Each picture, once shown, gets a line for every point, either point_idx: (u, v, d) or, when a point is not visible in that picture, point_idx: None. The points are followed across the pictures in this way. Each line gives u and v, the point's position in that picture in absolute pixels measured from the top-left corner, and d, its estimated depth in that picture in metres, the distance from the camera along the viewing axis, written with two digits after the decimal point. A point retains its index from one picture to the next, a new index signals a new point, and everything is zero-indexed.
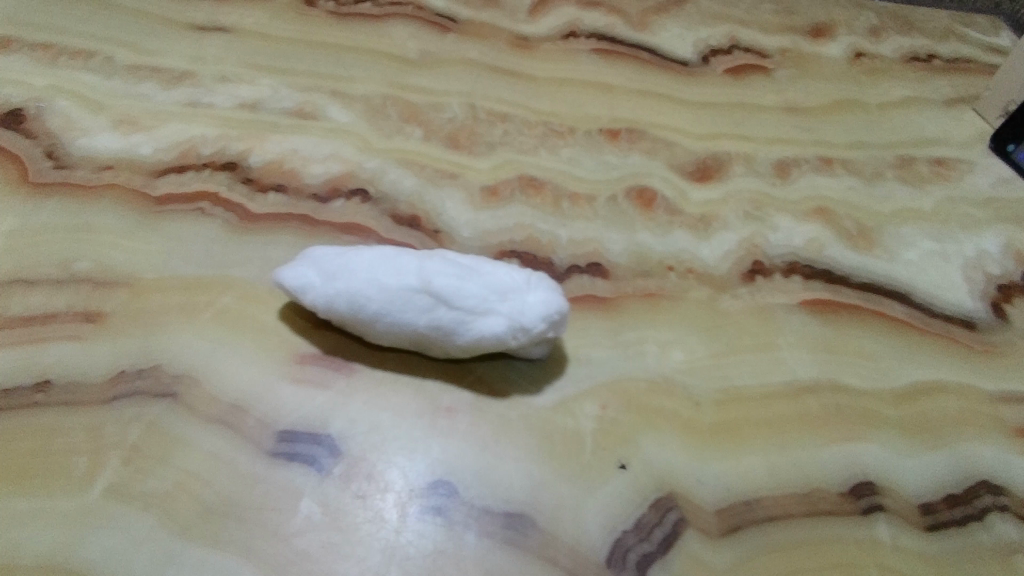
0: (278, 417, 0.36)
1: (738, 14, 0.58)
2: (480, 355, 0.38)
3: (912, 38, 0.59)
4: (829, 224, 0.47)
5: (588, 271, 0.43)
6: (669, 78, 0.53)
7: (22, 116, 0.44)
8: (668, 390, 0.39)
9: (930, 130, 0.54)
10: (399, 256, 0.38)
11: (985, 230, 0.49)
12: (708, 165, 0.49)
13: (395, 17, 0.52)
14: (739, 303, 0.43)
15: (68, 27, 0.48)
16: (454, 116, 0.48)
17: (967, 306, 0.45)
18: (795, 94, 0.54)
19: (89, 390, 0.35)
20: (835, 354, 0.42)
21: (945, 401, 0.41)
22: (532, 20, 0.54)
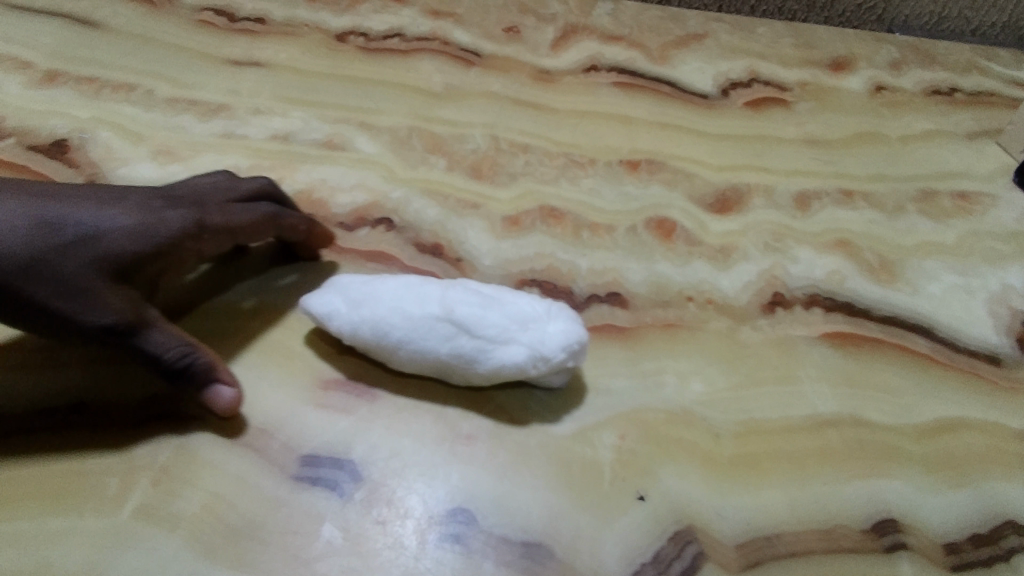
0: (302, 441, 0.37)
1: (758, 48, 0.58)
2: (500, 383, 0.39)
3: (934, 71, 0.59)
4: (850, 256, 0.47)
5: (608, 301, 0.43)
6: (689, 111, 0.54)
7: (67, 146, 0.45)
8: (687, 422, 0.39)
9: (952, 163, 0.54)
10: (422, 285, 0.39)
11: (1009, 264, 0.48)
12: (728, 196, 0.49)
13: (422, 51, 0.54)
14: (759, 334, 0.43)
15: (111, 61, 0.50)
16: (477, 147, 0.49)
17: (991, 340, 0.45)
18: (815, 126, 0.54)
19: (123, 413, 0.37)
20: (857, 388, 0.41)
21: (969, 437, 0.40)
22: (554, 54, 0.55)
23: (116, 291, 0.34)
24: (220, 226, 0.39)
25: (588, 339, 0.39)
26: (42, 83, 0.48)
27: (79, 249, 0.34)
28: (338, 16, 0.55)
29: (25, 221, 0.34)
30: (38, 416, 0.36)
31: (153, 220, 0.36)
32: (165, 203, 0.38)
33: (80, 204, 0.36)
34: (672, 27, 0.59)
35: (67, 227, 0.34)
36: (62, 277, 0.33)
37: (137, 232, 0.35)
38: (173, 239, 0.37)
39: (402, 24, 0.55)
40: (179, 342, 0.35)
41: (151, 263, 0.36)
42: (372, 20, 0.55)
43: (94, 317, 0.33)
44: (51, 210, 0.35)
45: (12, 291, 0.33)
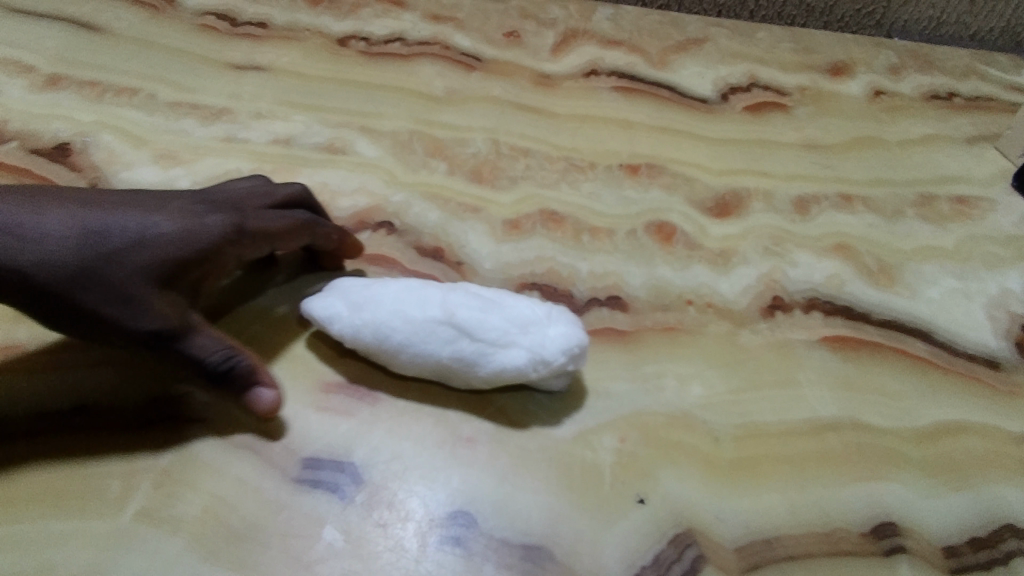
0: (303, 444, 0.37)
1: (757, 53, 0.59)
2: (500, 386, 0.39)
3: (932, 76, 0.59)
4: (849, 260, 0.48)
5: (608, 304, 0.44)
6: (689, 116, 0.54)
7: (69, 150, 0.45)
8: (687, 425, 0.39)
9: (951, 167, 0.54)
10: (423, 289, 0.39)
11: (1008, 268, 0.49)
12: (728, 200, 0.50)
13: (423, 56, 0.54)
14: (758, 338, 0.43)
15: (113, 65, 0.50)
16: (477, 150, 0.50)
17: (990, 344, 0.45)
18: (814, 131, 0.55)
19: (124, 415, 0.37)
20: (856, 392, 0.42)
21: (968, 441, 0.40)
22: (554, 58, 0.56)
23: (162, 297, 0.34)
24: (257, 231, 0.38)
25: (588, 342, 0.39)
26: (45, 87, 0.49)
27: (127, 255, 0.34)
28: (340, 20, 0.55)
29: (73, 228, 0.34)
30: (39, 419, 0.36)
31: (195, 225, 0.36)
32: (206, 208, 0.38)
33: (124, 210, 0.36)
34: (672, 32, 0.59)
35: (114, 234, 0.34)
36: (110, 283, 0.33)
37: (181, 238, 0.35)
38: (215, 244, 0.36)
39: (402, 29, 0.55)
40: (223, 346, 0.35)
41: (195, 268, 0.36)
42: (373, 24, 0.55)
43: (141, 323, 0.33)
44: (96, 216, 0.35)
45: (61, 297, 0.33)
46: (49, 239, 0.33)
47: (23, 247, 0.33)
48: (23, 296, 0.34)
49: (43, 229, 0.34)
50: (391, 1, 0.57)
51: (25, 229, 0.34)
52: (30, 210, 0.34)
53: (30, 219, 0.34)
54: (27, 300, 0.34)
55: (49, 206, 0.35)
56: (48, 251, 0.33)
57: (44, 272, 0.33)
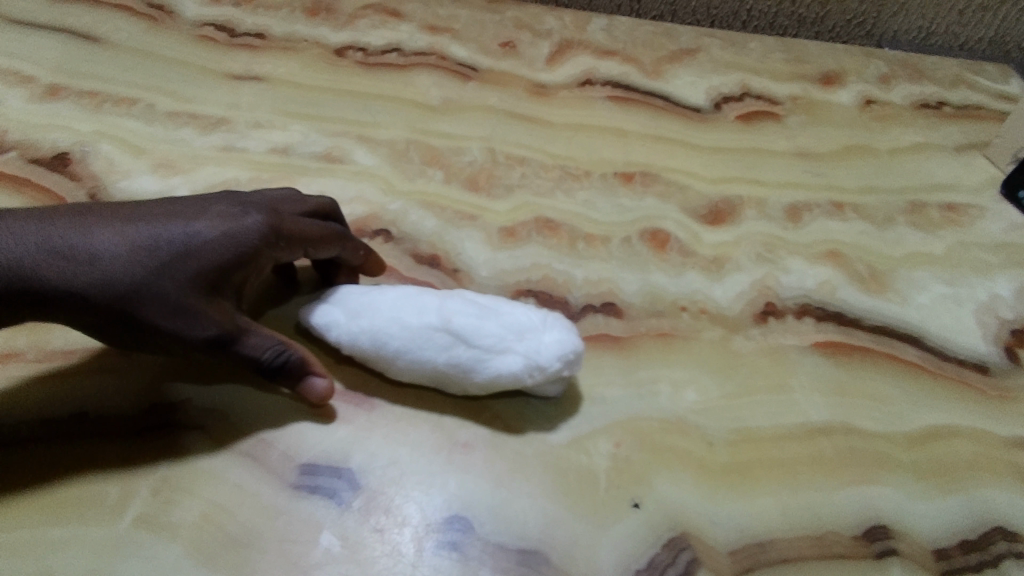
0: (301, 450, 0.37)
1: (750, 63, 0.59)
2: (496, 392, 0.39)
3: (922, 85, 0.60)
4: (841, 267, 0.48)
5: (603, 311, 0.44)
6: (682, 124, 0.54)
7: (68, 159, 0.46)
8: (681, 430, 0.40)
9: (941, 175, 0.55)
10: (420, 296, 0.40)
11: (997, 274, 0.49)
12: (721, 208, 0.50)
13: (419, 66, 0.55)
14: (751, 344, 0.44)
15: (112, 75, 0.51)
16: (473, 159, 0.50)
17: (980, 350, 0.45)
18: (806, 139, 0.55)
19: (123, 422, 0.37)
20: (848, 397, 0.42)
21: (959, 445, 0.41)
22: (549, 68, 0.56)
23: (212, 303, 0.34)
24: (295, 233, 0.38)
25: (583, 348, 0.39)
26: (45, 97, 0.49)
27: (175, 266, 0.34)
28: (337, 31, 0.56)
29: (120, 245, 0.34)
30: (37, 425, 0.37)
31: (237, 229, 0.36)
32: (243, 209, 0.37)
33: (166, 220, 0.35)
34: (665, 42, 0.60)
35: (160, 246, 0.34)
36: (161, 296, 0.33)
37: (224, 243, 0.35)
38: (257, 247, 0.36)
39: (399, 39, 0.56)
40: (275, 341, 0.36)
41: (241, 272, 0.36)
42: (370, 35, 0.56)
43: (197, 331, 0.34)
44: (141, 230, 0.34)
45: (118, 315, 0.34)
46: (99, 259, 0.34)
47: (77, 269, 0.33)
48: (80, 316, 0.34)
49: (92, 248, 0.34)
50: (388, 12, 0.58)
51: (76, 251, 0.34)
52: (77, 230, 0.34)
53: (79, 239, 0.34)
54: (86, 319, 0.34)
55: (94, 224, 0.35)
56: (101, 271, 0.33)
57: (99, 292, 0.33)
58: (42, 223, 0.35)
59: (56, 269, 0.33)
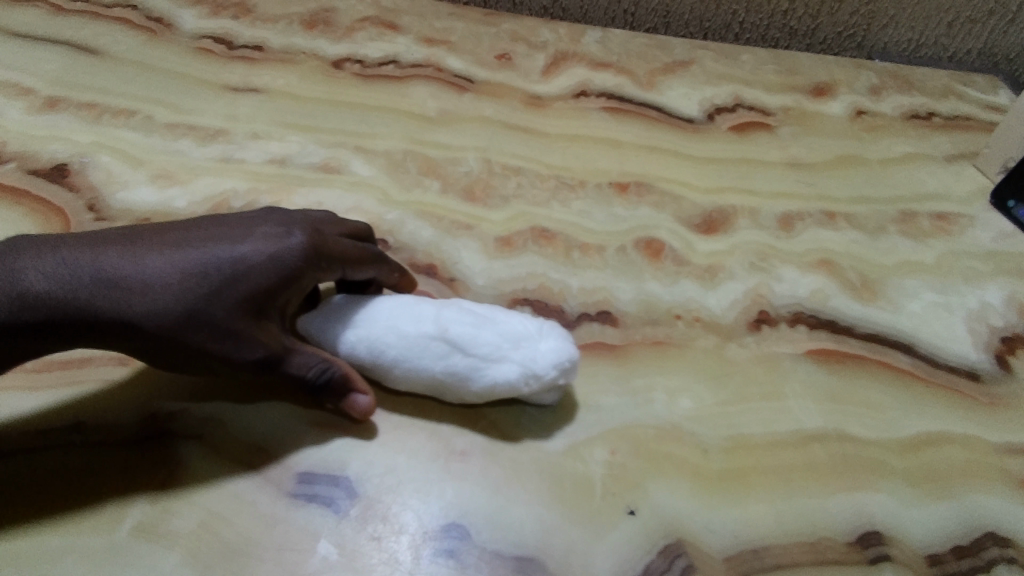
0: (299, 459, 0.38)
1: (742, 74, 0.60)
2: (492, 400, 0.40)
3: (912, 96, 0.61)
4: (833, 276, 0.49)
5: (598, 319, 0.45)
6: (676, 135, 0.55)
7: (67, 170, 0.46)
8: (676, 437, 0.40)
9: (931, 185, 0.55)
10: (417, 305, 0.40)
11: (987, 283, 0.50)
12: (715, 217, 0.51)
13: (416, 78, 0.55)
14: (745, 352, 0.44)
15: (110, 86, 0.51)
16: (470, 169, 0.51)
17: (970, 357, 0.46)
18: (799, 150, 0.56)
19: (121, 431, 0.38)
20: (842, 404, 0.43)
21: (950, 451, 0.41)
22: (545, 80, 0.57)
23: (260, 326, 0.35)
24: (336, 253, 0.38)
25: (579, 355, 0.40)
26: (44, 109, 0.50)
27: (224, 291, 0.34)
28: (335, 43, 0.56)
29: (169, 271, 0.34)
30: (37, 435, 0.37)
31: (281, 249, 0.35)
32: (287, 228, 0.37)
33: (211, 243, 0.35)
34: (659, 54, 0.60)
35: (208, 272, 0.34)
36: (212, 321, 0.33)
37: (269, 265, 0.35)
38: (302, 268, 0.36)
39: (396, 51, 0.57)
40: (319, 358, 0.37)
41: (287, 292, 0.36)
42: (367, 47, 0.56)
43: (246, 354, 0.34)
44: (189, 255, 0.34)
45: (169, 342, 0.34)
46: (150, 287, 0.33)
47: (128, 298, 0.33)
48: (131, 343, 0.34)
49: (142, 276, 0.34)
50: (386, 25, 0.58)
51: (126, 279, 0.33)
52: (125, 257, 0.34)
53: (128, 266, 0.34)
54: (138, 346, 0.34)
55: (142, 249, 0.35)
56: (151, 299, 0.33)
57: (151, 320, 0.33)
58: (91, 250, 0.34)
59: (108, 298, 0.33)
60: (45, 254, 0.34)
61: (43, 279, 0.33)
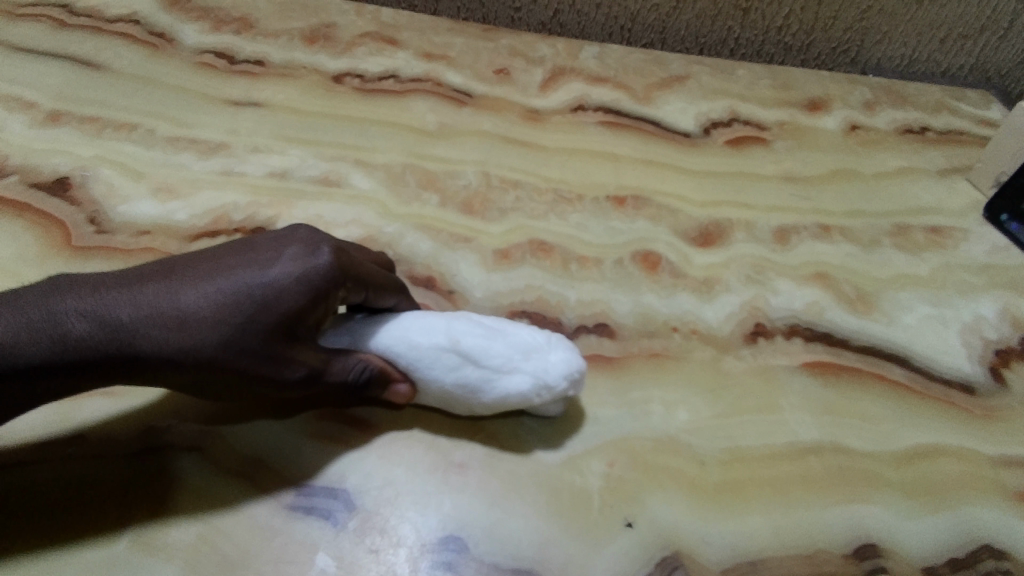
0: (298, 472, 0.38)
1: (738, 89, 0.61)
2: (501, 411, 0.40)
3: (906, 111, 0.62)
4: (828, 288, 0.49)
5: (596, 331, 0.45)
6: (672, 149, 0.56)
7: (69, 184, 0.47)
8: (673, 450, 0.40)
9: (925, 199, 0.56)
10: (426, 316, 0.40)
11: (981, 296, 0.50)
12: (711, 230, 0.51)
13: (415, 92, 0.56)
14: (742, 364, 0.45)
15: (112, 100, 0.52)
16: (468, 183, 0.51)
17: (965, 370, 0.46)
18: (794, 164, 0.56)
19: (121, 443, 0.38)
20: (838, 417, 0.43)
21: (946, 464, 0.42)
22: (543, 95, 0.57)
23: (297, 346, 0.35)
24: (361, 272, 0.38)
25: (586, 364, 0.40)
26: (45, 123, 0.50)
27: (259, 319, 0.33)
28: (335, 58, 0.57)
29: (204, 304, 0.33)
30: (36, 447, 0.37)
31: (309, 270, 0.35)
32: (313, 246, 0.36)
33: (241, 270, 0.34)
34: (656, 70, 0.61)
35: (242, 301, 0.33)
36: (251, 349, 0.33)
37: (301, 287, 0.34)
38: (331, 287, 0.35)
39: (396, 66, 0.57)
40: (357, 359, 0.37)
41: (318, 312, 0.35)
42: (367, 62, 0.57)
43: (289, 374, 0.35)
44: (222, 286, 0.33)
45: (212, 373, 0.34)
46: (188, 320, 0.33)
47: (167, 333, 0.33)
48: (171, 376, 0.34)
49: (178, 310, 0.33)
50: (386, 40, 0.59)
51: (163, 314, 0.33)
52: (160, 293, 0.34)
53: (163, 301, 0.33)
54: (180, 380, 0.34)
55: (176, 283, 0.34)
56: (190, 333, 0.33)
57: (192, 353, 0.33)
58: (126, 288, 0.34)
59: (147, 335, 0.33)
60: (82, 295, 0.33)
61: (82, 322, 0.32)
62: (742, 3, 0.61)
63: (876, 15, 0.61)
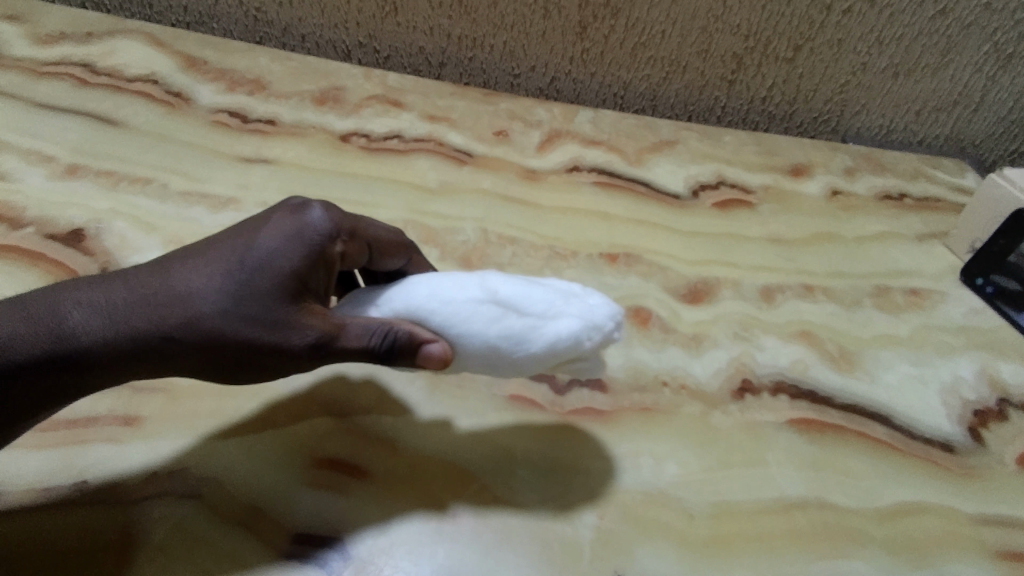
0: (294, 521, 0.39)
1: (725, 154, 0.64)
2: (549, 367, 0.38)
3: (885, 178, 0.65)
4: (813, 346, 0.51)
5: (588, 385, 0.47)
6: (662, 209, 0.58)
7: (82, 235, 0.48)
8: (664, 503, 0.41)
9: (904, 262, 0.58)
10: (455, 276, 0.39)
11: (960, 357, 0.52)
12: (700, 287, 0.53)
13: (419, 151, 0.58)
14: (730, 419, 0.46)
15: (130, 156, 0.54)
16: (467, 238, 0.53)
17: (945, 429, 0.48)
18: (778, 226, 0.59)
19: (122, 490, 0.39)
20: (822, 472, 0.44)
21: (927, 520, 0.43)
22: (539, 155, 0.60)
23: (303, 311, 0.35)
24: (359, 230, 0.39)
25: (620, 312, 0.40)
26: (63, 176, 0.52)
27: (256, 282, 0.34)
28: (343, 119, 0.60)
29: (200, 277, 0.35)
30: (39, 493, 0.38)
31: (298, 229, 0.36)
32: (301, 209, 0.37)
33: (233, 242, 0.36)
34: (647, 134, 0.64)
35: (237, 268, 0.35)
36: (251, 315, 0.34)
37: (293, 247, 0.36)
38: (326, 244, 0.37)
39: (400, 127, 0.60)
40: (378, 325, 0.36)
41: (318, 273, 0.36)
42: (374, 123, 0.60)
43: (296, 340, 0.35)
44: (215, 259, 0.35)
45: (213, 346, 0.34)
46: (186, 297, 0.34)
47: (166, 311, 0.34)
48: (177, 359, 0.35)
49: (176, 290, 0.35)
50: (391, 102, 0.62)
51: (161, 295, 0.35)
52: (158, 276, 0.35)
53: (161, 284, 0.35)
54: (183, 360, 0.35)
55: (172, 266, 0.36)
56: (191, 307, 0.34)
57: (193, 327, 0.34)
58: (123, 278, 0.36)
59: (147, 317, 0.34)
60: (81, 289, 0.35)
61: (80, 311, 0.34)
62: (728, 76, 0.64)
63: (854, 89, 0.64)
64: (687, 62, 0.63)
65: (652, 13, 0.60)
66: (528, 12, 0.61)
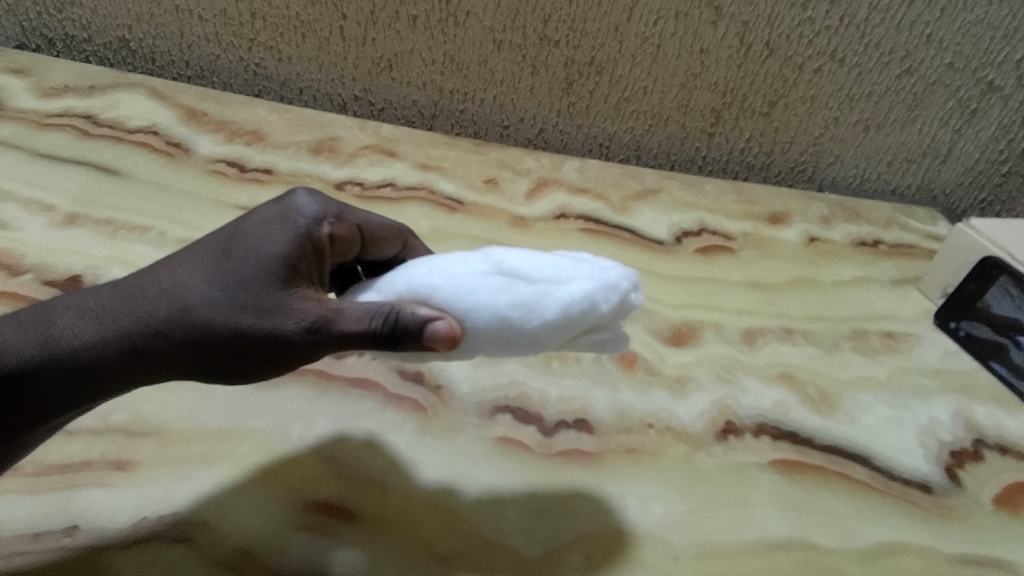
0: (283, 564, 0.39)
1: (706, 202, 0.66)
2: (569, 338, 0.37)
3: (860, 226, 0.67)
4: (793, 388, 0.52)
5: (575, 426, 0.48)
6: (647, 255, 0.60)
7: (81, 281, 0.49)
8: (649, 544, 0.42)
9: (880, 306, 0.60)
10: (459, 255, 0.40)
11: (936, 400, 0.54)
12: (683, 331, 0.55)
13: (411, 199, 0.60)
14: (714, 460, 0.47)
15: (129, 205, 0.55)
16: None
17: (923, 470, 0.49)
18: (758, 271, 0.61)
19: (113, 536, 0.39)
20: (805, 513, 0.45)
21: (908, 561, 0.44)
22: (528, 203, 0.62)
23: (295, 295, 0.36)
24: (347, 213, 0.41)
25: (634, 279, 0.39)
26: (63, 224, 0.53)
27: (246, 269, 0.36)
28: (338, 168, 0.62)
29: (192, 273, 0.36)
30: (30, 539, 0.39)
31: (283, 218, 0.38)
32: (285, 200, 0.40)
33: (222, 238, 0.38)
34: (631, 182, 0.66)
35: (226, 259, 0.36)
36: (242, 303, 0.35)
37: (278, 233, 0.37)
38: (310, 228, 0.38)
39: (393, 176, 0.62)
40: (378, 308, 0.36)
41: (307, 257, 0.38)
42: (368, 172, 0.62)
43: (288, 325, 0.35)
44: (205, 254, 0.37)
45: (207, 335, 0.35)
46: (176, 292, 0.36)
47: (159, 306, 0.35)
48: (171, 354, 0.36)
49: (168, 287, 0.36)
50: (384, 152, 0.64)
51: (154, 293, 0.36)
52: (151, 277, 0.37)
53: (154, 284, 0.36)
54: (175, 356, 0.36)
55: (164, 267, 0.37)
56: (182, 300, 0.35)
57: (185, 319, 0.35)
58: (116, 283, 0.37)
59: (140, 314, 0.35)
60: (74, 298, 0.37)
61: (75, 316, 0.36)
62: (708, 129, 0.67)
63: (828, 141, 0.67)
64: (668, 116, 0.66)
65: (635, 71, 0.63)
66: (516, 69, 0.64)
